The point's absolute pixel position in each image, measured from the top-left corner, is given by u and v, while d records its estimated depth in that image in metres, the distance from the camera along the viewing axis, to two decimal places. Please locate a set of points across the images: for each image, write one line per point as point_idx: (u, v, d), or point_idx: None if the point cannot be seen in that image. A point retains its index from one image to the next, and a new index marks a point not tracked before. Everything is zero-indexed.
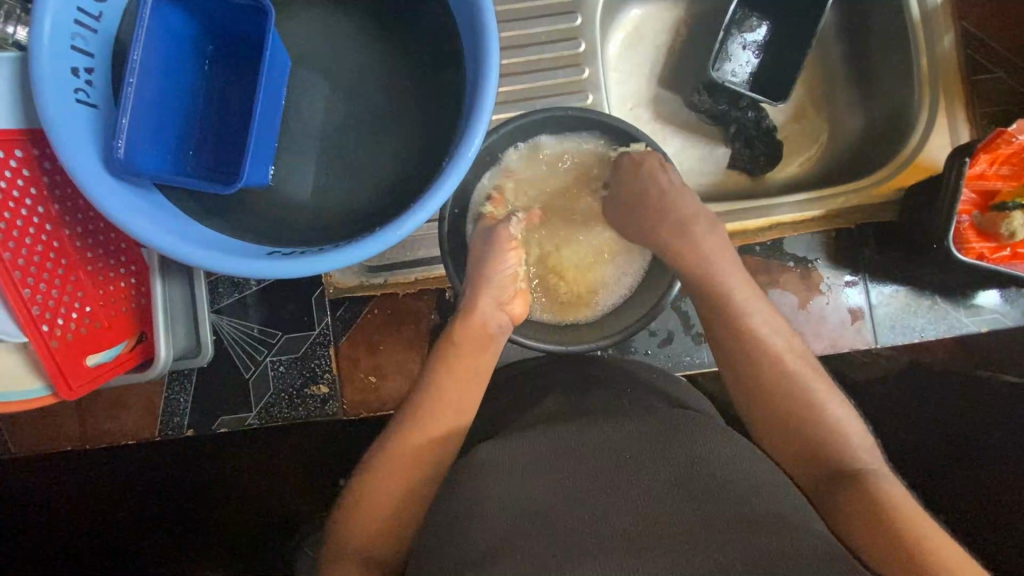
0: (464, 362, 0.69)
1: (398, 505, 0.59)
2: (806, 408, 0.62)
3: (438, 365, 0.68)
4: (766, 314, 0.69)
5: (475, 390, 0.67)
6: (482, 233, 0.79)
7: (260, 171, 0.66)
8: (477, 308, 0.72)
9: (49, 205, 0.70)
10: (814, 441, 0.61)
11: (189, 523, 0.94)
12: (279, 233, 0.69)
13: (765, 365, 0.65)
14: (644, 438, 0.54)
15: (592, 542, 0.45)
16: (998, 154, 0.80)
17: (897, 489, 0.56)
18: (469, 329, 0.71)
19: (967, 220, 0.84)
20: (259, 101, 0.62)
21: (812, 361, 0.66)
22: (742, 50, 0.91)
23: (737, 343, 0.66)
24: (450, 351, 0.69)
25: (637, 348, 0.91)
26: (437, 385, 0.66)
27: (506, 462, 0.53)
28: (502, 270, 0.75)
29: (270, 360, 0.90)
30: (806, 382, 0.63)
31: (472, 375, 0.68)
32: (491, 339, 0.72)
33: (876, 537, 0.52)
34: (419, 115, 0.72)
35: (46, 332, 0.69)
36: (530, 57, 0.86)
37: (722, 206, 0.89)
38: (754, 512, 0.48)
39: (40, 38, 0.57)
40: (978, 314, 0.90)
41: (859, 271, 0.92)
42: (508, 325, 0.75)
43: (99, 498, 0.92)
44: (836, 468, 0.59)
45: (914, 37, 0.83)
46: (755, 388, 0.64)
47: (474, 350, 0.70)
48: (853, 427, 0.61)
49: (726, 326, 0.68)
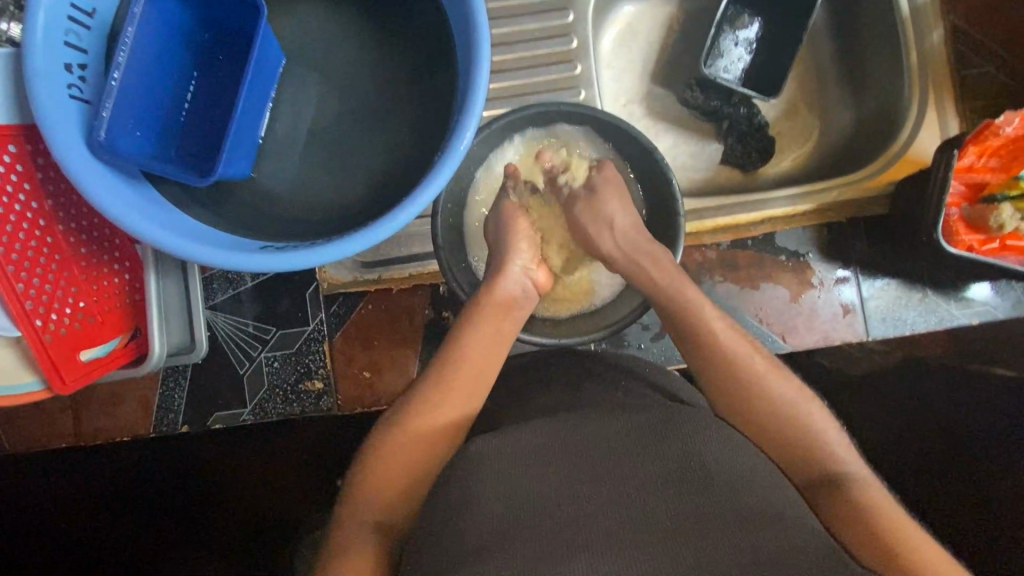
0: (491, 325, 0.71)
1: (405, 492, 0.59)
2: (775, 409, 0.63)
3: (466, 330, 0.70)
4: (726, 321, 0.70)
5: (494, 366, 0.68)
6: (501, 208, 0.82)
7: (237, 162, 0.66)
8: (507, 274, 0.76)
9: (43, 201, 0.70)
10: (793, 444, 0.61)
11: (191, 521, 0.92)
12: (264, 227, 0.69)
13: (735, 367, 0.65)
14: (636, 433, 0.55)
15: (585, 536, 0.46)
16: (986, 145, 0.81)
17: (879, 491, 0.57)
18: (496, 297, 0.73)
19: (957, 212, 0.85)
20: (244, 94, 0.61)
21: (775, 362, 0.67)
22: (734, 47, 0.91)
23: (709, 353, 0.67)
24: (478, 315, 0.72)
25: (631, 341, 0.92)
26: (453, 362, 0.67)
27: (499, 457, 0.54)
28: (525, 242, 0.79)
29: (264, 356, 0.91)
30: (774, 388, 0.64)
31: (492, 348, 0.68)
32: (516, 306, 0.74)
33: (865, 540, 0.53)
34: (408, 112, 0.71)
35: (39, 327, 0.68)
36: (522, 53, 0.86)
37: (707, 203, 0.90)
38: (744, 505, 0.48)
39: (33, 33, 0.57)
40: (969, 306, 0.91)
41: (851, 265, 0.92)
42: (535, 293, 0.78)
43: (95, 501, 0.91)
44: (817, 469, 0.60)
45: (905, 33, 0.84)
46: (728, 398, 0.65)
47: (498, 313, 0.72)
48: (824, 423, 0.62)
49: (690, 337, 0.69)
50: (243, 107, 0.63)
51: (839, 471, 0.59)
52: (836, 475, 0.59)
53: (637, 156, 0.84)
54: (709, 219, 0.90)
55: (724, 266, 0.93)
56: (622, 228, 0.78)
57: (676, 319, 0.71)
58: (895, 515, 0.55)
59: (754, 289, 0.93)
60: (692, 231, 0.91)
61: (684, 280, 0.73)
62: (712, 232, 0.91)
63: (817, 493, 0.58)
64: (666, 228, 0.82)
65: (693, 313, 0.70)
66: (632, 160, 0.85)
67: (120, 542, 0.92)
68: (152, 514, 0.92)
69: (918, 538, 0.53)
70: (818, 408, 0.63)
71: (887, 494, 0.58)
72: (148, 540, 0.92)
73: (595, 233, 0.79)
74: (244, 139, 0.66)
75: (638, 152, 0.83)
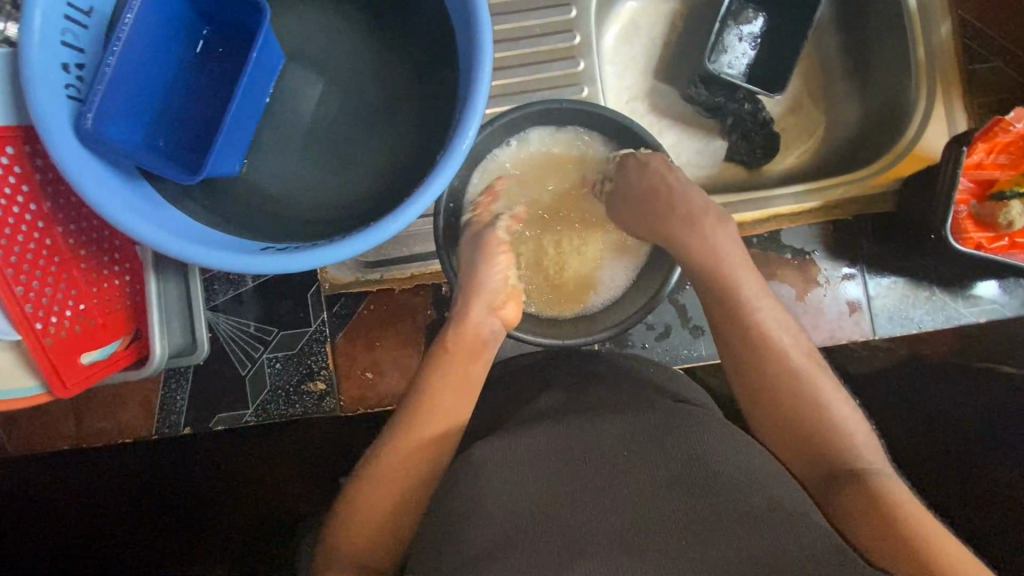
0: (455, 370, 0.66)
1: (404, 496, 0.58)
2: (809, 405, 0.62)
3: (434, 372, 0.66)
4: (772, 308, 0.68)
5: (465, 401, 0.64)
6: (469, 242, 0.77)
7: (228, 159, 0.65)
8: (466, 316, 0.70)
9: (41, 202, 0.69)
10: (817, 435, 0.60)
11: (189, 521, 0.92)
12: (266, 225, 0.68)
13: (769, 359, 0.64)
14: (642, 434, 0.54)
15: (590, 541, 0.45)
16: (996, 142, 0.79)
17: (904, 491, 0.55)
18: (461, 339, 0.69)
19: (966, 210, 0.84)
20: (240, 90, 0.61)
21: (816, 358, 0.65)
22: (739, 42, 0.90)
23: (745, 340, 0.66)
24: (443, 360, 0.67)
25: (635, 341, 0.91)
26: (426, 401, 0.63)
27: (503, 461, 0.53)
28: (490, 276, 0.73)
29: (266, 357, 0.90)
30: (810, 381, 0.63)
31: (460, 390, 0.64)
32: (483, 346, 0.69)
33: (868, 529, 0.52)
34: (410, 111, 0.71)
35: (39, 330, 0.68)
36: (525, 50, 0.85)
37: (718, 201, 0.89)
38: (752, 507, 0.47)
39: (29, 33, 0.56)
40: (977, 304, 0.90)
41: (857, 263, 0.91)
42: (504, 331, 0.73)
43: (96, 507, 0.91)
44: (840, 465, 0.59)
45: (912, 28, 0.83)
46: (760, 390, 0.64)
47: (464, 357, 0.67)
48: (849, 420, 0.61)
49: (727, 318, 0.68)
50: (239, 106, 0.62)
51: (860, 466, 0.58)
52: (855, 468, 0.57)
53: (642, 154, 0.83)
54: None
55: None
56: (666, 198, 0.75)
57: (716, 301, 0.69)
58: (916, 509, 0.53)
59: None
60: None
61: (716, 252, 0.71)
62: None
63: (833, 489, 0.57)
64: None
65: (730, 297, 0.68)
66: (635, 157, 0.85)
67: (123, 548, 0.91)
68: (154, 520, 0.91)
69: (938, 531, 0.51)
70: (847, 408, 0.62)
71: (914, 496, 0.55)
72: (149, 543, 0.91)
73: (631, 220, 0.79)
74: (237, 136, 0.65)
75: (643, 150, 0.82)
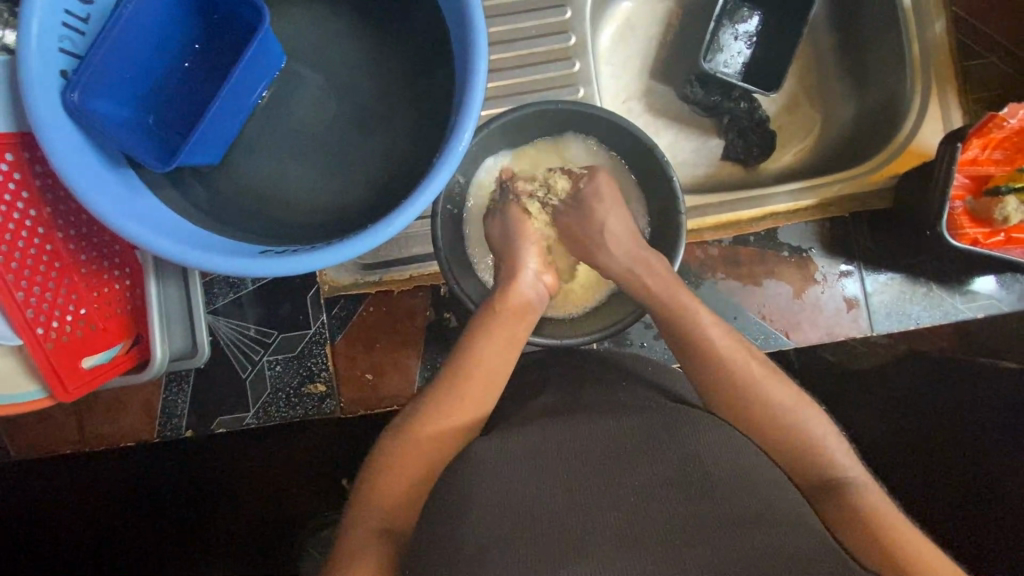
0: (509, 326, 0.70)
1: (406, 491, 0.58)
2: (782, 420, 0.61)
3: (480, 333, 0.69)
4: (724, 327, 0.68)
5: (504, 368, 0.66)
6: (497, 219, 0.81)
7: (207, 150, 0.65)
8: (520, 278, 0.75)
9: (41, 209, 0.69)
10: (794, 449, 0.60)
11: (197, 503, 0.92)
12: (246, 224, 0.68)
13: (733, 372, 0.63)
14: (641, 432, 0.54)
15: (589, 542, 0.45)
16: (990, 138, 0.80)
17: (882, 497, 0.56)
18: (513, 300, 0.73)
19: (961, 206, 0.85)
20: (230, 84, 0.61)
21: (773, 370, 0.65)
22: (734, 41, 0.91)
23: (700, 361, 0.65)
24: (492, 317, 0.70)
25: (634, 340, 0.91)
26: (463, 368, 0.65)
27: (500, 463, 0.53)
28: (529, 240, 0.78)
29: (266, 360, 0.90)
30: (779, 399, 0.62)
31: (504, 351, 0.67)
32: (529, 310, 0.73)
33: (866, 544, 0.52)
34: (404, 112, 0.71)
35: (40, 335, 0.68)
36: (520, 51, 0.86)
37: (710, 200, 0.89)
38: (750, 505, 0.48)
39: (28, 39, 0.56)
40: (974, 301, 0.91)
41: (855, 260, 0.92)
42: (545, 296, 0.77)
43: (103, 526, 0.92)
44: (820, 478, 0.58)
45: (906, 23, 0.83)
46: (734, 405, 0.62)
47: (514, 316, 0.71)
48: (812, 417, 0.61)
49: (691, 345, 0.66)
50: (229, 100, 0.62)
51: (839, 476, 0.58)
52: (836, 478, 0.58)
53: (638, 156, 0.84)
54: (711, 216, 0.89)
55: (727, 263, 0.92)
56: (619, 241, 0.77)
57: (676, 323, 0.68)
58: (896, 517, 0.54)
59: (757, 286, 0.92)
60: (694, 228, 0.90)
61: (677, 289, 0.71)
62: (717, 227, 0.90)
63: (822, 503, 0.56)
64: (669, 227, 0.82)
65: (687, 318, 0.68)
66: (630, 161, 0.86)
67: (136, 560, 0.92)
68: (171, 525, 0.93)
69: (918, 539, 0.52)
70: (816, 415, 0.62)
71: (891, 500, 0.56)
72: (160, 558, 0.93)
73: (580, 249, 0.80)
74: (224, 132, 0.65)
75: (641, 152, 0.83)
